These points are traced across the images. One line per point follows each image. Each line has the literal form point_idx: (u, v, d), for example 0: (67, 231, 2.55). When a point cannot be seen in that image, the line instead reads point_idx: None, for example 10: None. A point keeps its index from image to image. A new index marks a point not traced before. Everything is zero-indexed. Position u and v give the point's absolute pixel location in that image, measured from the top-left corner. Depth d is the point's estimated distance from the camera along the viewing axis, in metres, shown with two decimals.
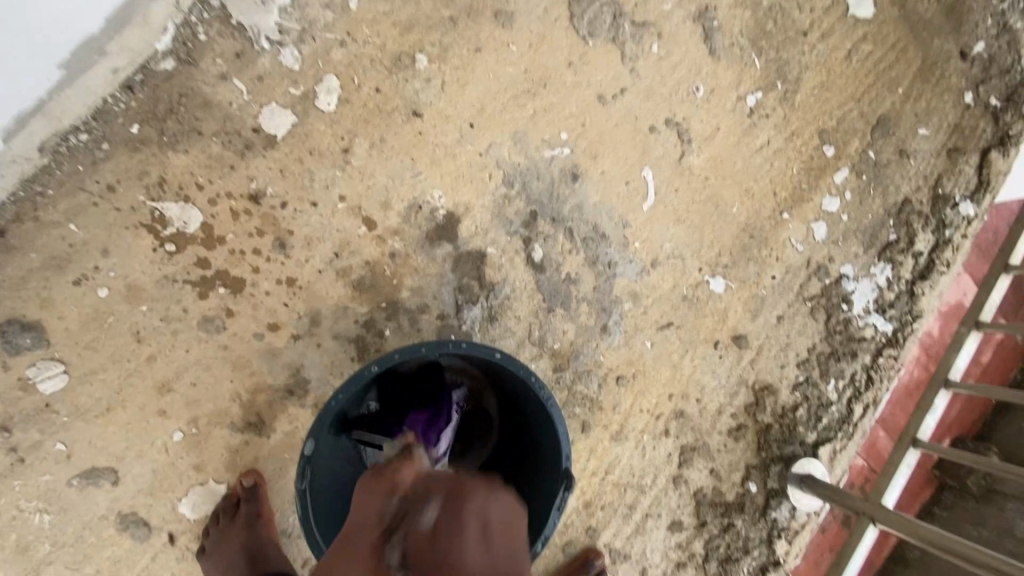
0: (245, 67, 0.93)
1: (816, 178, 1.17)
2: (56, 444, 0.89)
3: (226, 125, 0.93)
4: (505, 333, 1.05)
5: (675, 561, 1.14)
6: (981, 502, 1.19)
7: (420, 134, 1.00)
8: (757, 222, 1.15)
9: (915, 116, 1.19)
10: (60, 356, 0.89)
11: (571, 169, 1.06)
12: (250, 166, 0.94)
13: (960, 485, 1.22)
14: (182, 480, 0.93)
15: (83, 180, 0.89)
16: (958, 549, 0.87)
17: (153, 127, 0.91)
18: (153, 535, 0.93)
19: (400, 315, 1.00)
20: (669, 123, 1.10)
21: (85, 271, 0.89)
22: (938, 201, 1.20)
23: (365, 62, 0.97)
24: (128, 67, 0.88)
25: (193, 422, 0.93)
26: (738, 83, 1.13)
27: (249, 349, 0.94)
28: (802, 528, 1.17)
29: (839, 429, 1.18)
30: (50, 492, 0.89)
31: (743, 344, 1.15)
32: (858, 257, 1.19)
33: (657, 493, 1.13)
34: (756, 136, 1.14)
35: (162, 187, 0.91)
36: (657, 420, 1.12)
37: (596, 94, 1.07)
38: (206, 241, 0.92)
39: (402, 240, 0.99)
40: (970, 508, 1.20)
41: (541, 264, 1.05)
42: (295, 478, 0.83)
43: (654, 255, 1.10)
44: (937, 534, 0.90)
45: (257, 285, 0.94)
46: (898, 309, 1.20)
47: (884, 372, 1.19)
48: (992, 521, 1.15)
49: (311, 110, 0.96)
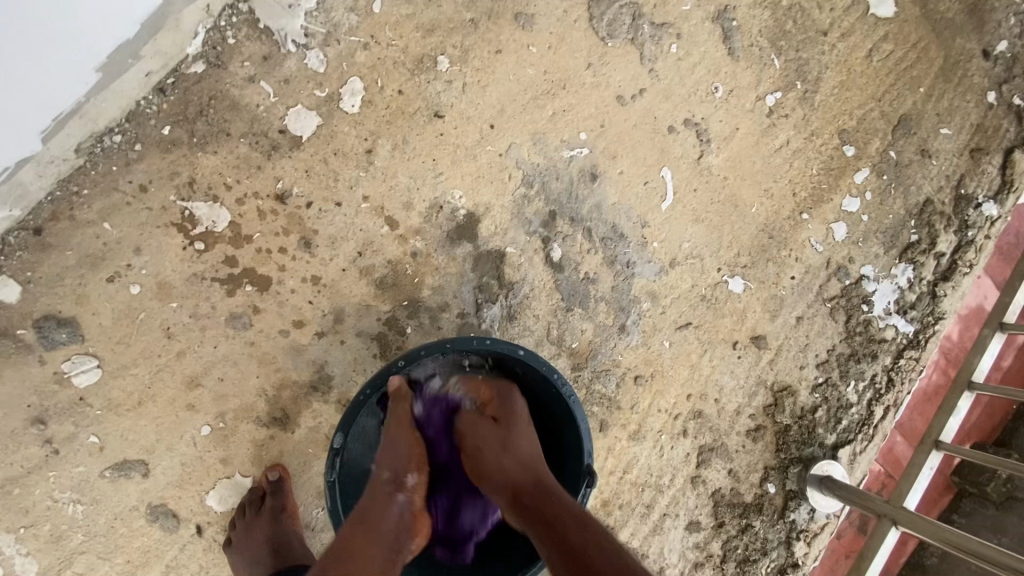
0: (272, 70, 0.95)
1: (837, 178, 1.17)
2: (90, 436, 0.92)
3: (253, 126, 0.95)
4: (524, 332, 1.06)
5: (693, 561, 1.14)
6: (1001, 510, 1.19)
7: (442, 135, 1.01)
8: (776, 222, 1.15)
9: (937, 116, 1.18)
10: (94, 352, 0.92)
11: (589, 169, 1.07)
12: (276, 167, 0.96)
13: (981, 492, 1.20)
14: (209, 474, 0.95)
15: (116, 180, 0.91)
16: (986, 554, 0.85)
17: (184, 128, 0.93)
18: (181, 526, 0.95)
19: (421, 314, 1.01)
20: (688, 123, 1.11)
21: (117, 268, 0.92)
22: (960, 202, 1.19)
23: (387, 65, 0.99)
24: (161, 71, 0.91)
25: (221, 417, 0.95)
26: (758, 83, 1.13)
27: (275, 345, 0.96)
28: (821, 530, 1.16)
29: (859, 431, 1.17)
30: (83, 482, 0.92)
31: (762, 345, 1.15)
32: (878, 258, 1.18)
33: (675, 493, 1.13)
34: (775, 136, 1.14)
35: (192, 187, 0.93)
36: (675, 420, 1.12)
37: (615, 95, 1.08)
38: (234, 239, 0.95)
39: (423, 240, 1.01)
40: (990, 516, 1.19)
41: (560, 263, 1.06)
42: (325, 470, 0.85)
43: (672, 254, 1.11)
44: (968, 540, 0.87)
45: (283, 283, 0.96)
46: (920, 310, 1.18)
47: (906, 374, 1.18)
48: (1012, 530, 1.17)
49: (336, 111, 0.98)
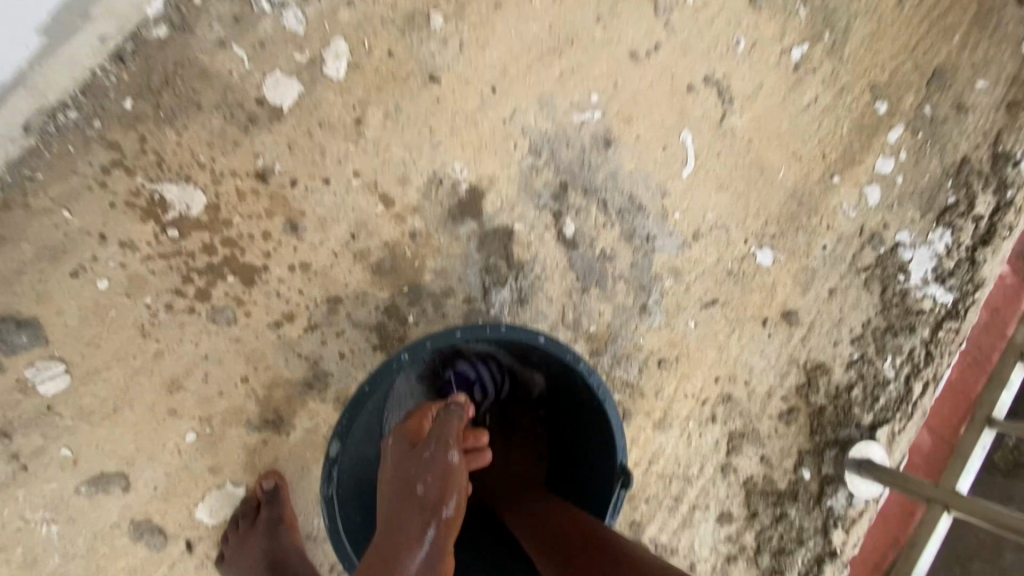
0: (244, 32, 0.85)
1: (869, 138, 1.07)
2: (61, 449, 0.83)
3: (226, 97, 0.85)
4: (537, 317, 0.97)
5: (725, 554, 1.06)
6: (1010, 476, 1.12)
7: (439, 101, 0.91)
8: (805, 187, 1.05)
9: (974, 67, 1.09)
10: (60, 355, 0.82)
11: (602, 134, 0.97)
12: (254, 142, 0.86)
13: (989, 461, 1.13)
14: (197, 484, 0.86)
15: (74, 162, 0.81)
16: None
17: (148, 101, 0.83)
18: (169, 543, 0.86)
19: (424, 300, 0.92)
20: (708, 81, 1.00)
21: (82, 261, 0.82)
22: (999, 159, 1.10)
23: (375, 23, 0.88)
24: (118, 35, 0.80)
25: (206, 421, 0.86)
26: (782, 35, 1.03)
27: (262, 341, 0.87)
28: (860, 516, 1.08)
29: (898, 409, 1.09)
30: (57, 500, 0.83)
31: (793, 321, 1.06)
32: (914, 222, 1.09)
33: (705, 483, 1.05)
34: (802, 93, 1.05)
35: (161, 167, 0.83)
36: (703, 405, 1.04)
37: (628, 51, 0.97)
38: (211, 224, 0.85)
39: (422, 219, 0.91)
40: (998, 483, 1.12)
41: (573, 239, 0.97)
42: (322, 483, 0.75)
43: (695, 226, 1.01)
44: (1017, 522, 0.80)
45: (268, 271, 0.86)
46: (959, 278, 1.10)
47: (945, 347, 1.10)
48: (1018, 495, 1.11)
49: (319, 77, 0.87)
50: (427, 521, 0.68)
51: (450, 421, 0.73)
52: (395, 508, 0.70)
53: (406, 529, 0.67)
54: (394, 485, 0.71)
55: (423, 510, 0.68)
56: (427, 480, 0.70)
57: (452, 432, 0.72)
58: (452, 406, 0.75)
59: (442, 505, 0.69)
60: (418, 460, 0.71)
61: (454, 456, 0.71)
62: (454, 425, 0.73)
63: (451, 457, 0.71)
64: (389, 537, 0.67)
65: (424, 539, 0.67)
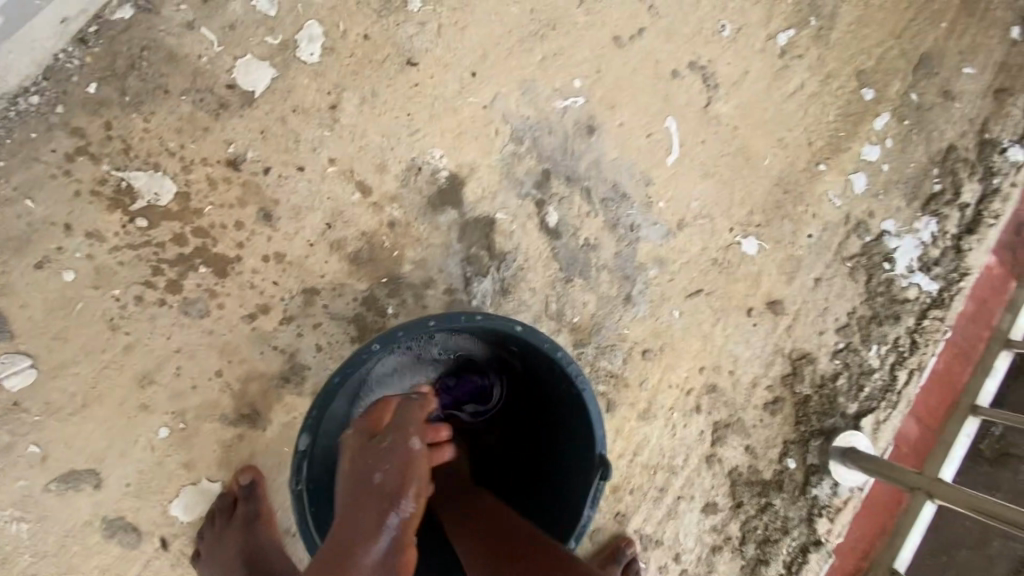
0: (214, 14, 0.82)
1: (855, 125, 1.06)
2: (29, 446, 0.80)
3: (196, 82, 0.82)
4: (519, 308, 0.95)
5: (710, 545, 1.06)
6: (994, 466, 1.09)
7: (417, 86, 0.89)
8: (791, 175, 1.04)
9: (961, 53, 1.08)
10: (26, 349, 0.80)
11: (585, 122, 0.95)
12: (226, 129, 0.83)
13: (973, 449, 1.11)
14: (171, 480, 0.85)
15: (36, 149, 0.78)
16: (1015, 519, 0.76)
17: (114, 86, 0.80)
18: (143, 540, 0.84)
19: (403, 291, 0.90)
20: (693, 67, 0.99)
21: (47, 252, 0.79)
22: (985, 146, 1.09)
23: (350, 6, 0.86)
24: (80, 18, 0.78)
25: (180, 416, 0.84)
26: (768, 20, 1.01)
27: (237, 333, 0.84)
28: (844, 505, 1.08)
29: (883, 398, 1.09)
30: (26, 498, 0.81)
31: (778, 310, 1.05)
32: (900, 211, 1.08)
33: (690, 473, 1.04)
34: (788, 79, 1.03)
35: (128, 155, 0.80)
36: (687, 396, 1.03)
37: (611, 36, 0.95)
38: (182, 214, 0.82)
39: (401, 208, 0.89)
40: (983, 474, 1.10)
41: (556, 229, 0.95)
42: (291, 477, 0.74)
43: (680, 215, 1.00)
44: (998, 507, 0.79)
45: (242, 262, 0.84)
46: (945, 266, 1.10)
47: (931, 336, 1.09)
48: (1006, 485, 1.08)
49: (292, 62, 0.84)
50: (387, 511, 0.67)
51: (406, 411, 0.73)
52: (352, 502, 0.68)
53: (362, 521, 0.66)
54: (352, 478, 0.70)
55: (382, 501, 0.67)
56: (387, 469, 0.69)
57: (410, 421, 0.72)
58: (412, 396, 0.75)
59: (401, 494, 0.68)
60: (377, 450, 0.70)
61: (414, 443, 0.71)
62: (414, 413, 0.73)
63: (411, 445, 0.70)
64: (343, 534, 0.65)
65: (382, 531, 0.66)
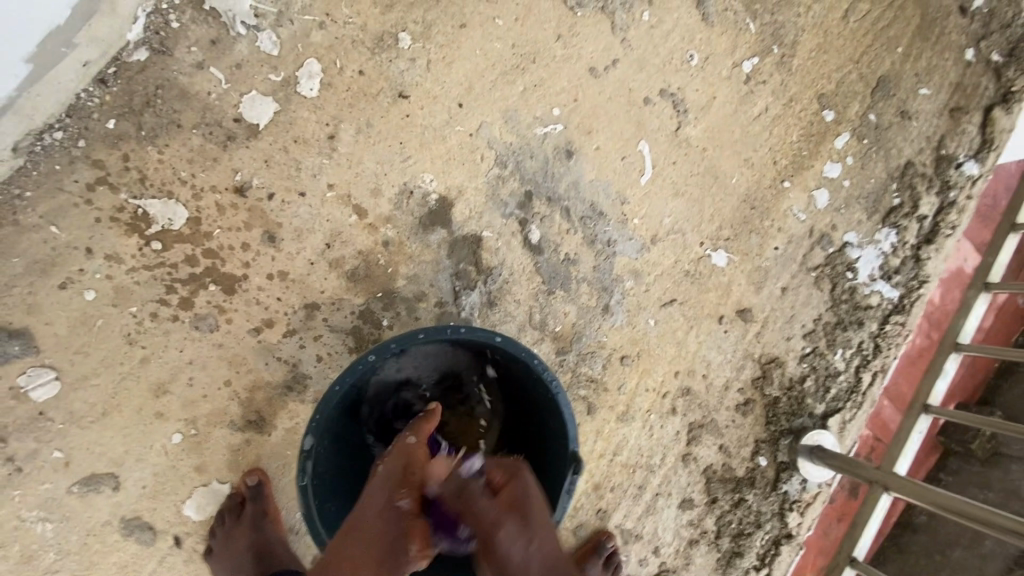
0: (222, 54, 0.90)
1: (817, 144, 1.14)
2: (53, 452, 0.87)
3: (206, 116, 0.90)
4: (505, 318, 1.03)
5: (687, 538, 1.13)
6: (986, 465, 1.16)
7: (408, 116, 0.97)
8: (757, 192, 1.12)
9: (916, 76, 1.16)
10: (51, 363, 0.87)
11: (564, 146, 1.03)
12: (233, 158, 0.91)
13: (966, 450, 1.19)
14: (184, 482, 0.92)
15: (61, 179, 0.86)
16: (970, 511, 0.84)
17: (131, 121, 0.87)
18: (158, 538, 0.92)
19: (397, 305, 0.97)
20: (664, 94, 1.07)
21: (70, 274, 0.87)
22: (941, 162, 1.17)
23: (345, 44, 0.94)
24: (100, 60, 0.85)
25: (192, 423, 0.91)
26: (733, 49, 1.10)
27: (244, 346, 0.92)
28: (814, 500, 1.15)
29: (848, 398, 1.17)
30: (50, 500, 0.88)
31: (748, 318, 1.13)
32: (861, 224, 1.16)
33: (667, 471, 1.12)
34: (753, 103, 1.11)
35: (143, 183, 0.88)
36: (663, 398, 1.11)
37: (587, 67, 1.03)
38: (193, 237, 0.90)
39: (394, 228, 0.97)
40: (976, 472, 1.17)
41: (538, 245, 1.03)
42: (296, 475, 0.81)
43: (653, 231, 1.08)
44: (954, 500, 0.87)
45: (248, 281, 0.92)
46: (904, 275, 1.18)
47: (892, 340, 1.17)
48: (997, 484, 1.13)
49: (293, 96, 0.92)
50: (387, 505, 0.75)
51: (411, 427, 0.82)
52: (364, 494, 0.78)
53: (368, 510, 0.75)
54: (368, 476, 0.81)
55: (384, 495, 0.76)
56: (388, 468, 0.78)
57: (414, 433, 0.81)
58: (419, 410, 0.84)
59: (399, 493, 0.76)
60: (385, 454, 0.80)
61: (410, 440, 0.80)
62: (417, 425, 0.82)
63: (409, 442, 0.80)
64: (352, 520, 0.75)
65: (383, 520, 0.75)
